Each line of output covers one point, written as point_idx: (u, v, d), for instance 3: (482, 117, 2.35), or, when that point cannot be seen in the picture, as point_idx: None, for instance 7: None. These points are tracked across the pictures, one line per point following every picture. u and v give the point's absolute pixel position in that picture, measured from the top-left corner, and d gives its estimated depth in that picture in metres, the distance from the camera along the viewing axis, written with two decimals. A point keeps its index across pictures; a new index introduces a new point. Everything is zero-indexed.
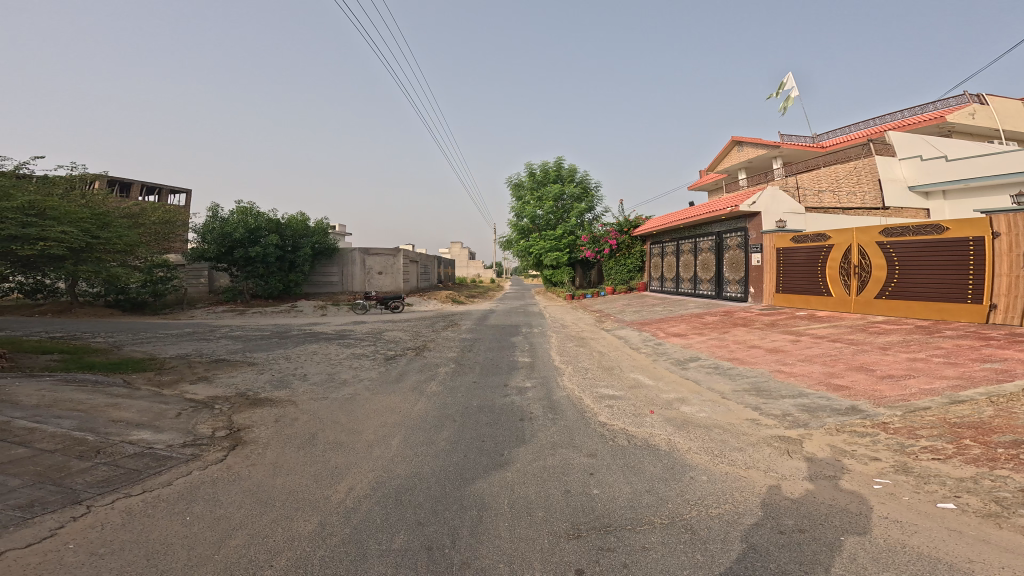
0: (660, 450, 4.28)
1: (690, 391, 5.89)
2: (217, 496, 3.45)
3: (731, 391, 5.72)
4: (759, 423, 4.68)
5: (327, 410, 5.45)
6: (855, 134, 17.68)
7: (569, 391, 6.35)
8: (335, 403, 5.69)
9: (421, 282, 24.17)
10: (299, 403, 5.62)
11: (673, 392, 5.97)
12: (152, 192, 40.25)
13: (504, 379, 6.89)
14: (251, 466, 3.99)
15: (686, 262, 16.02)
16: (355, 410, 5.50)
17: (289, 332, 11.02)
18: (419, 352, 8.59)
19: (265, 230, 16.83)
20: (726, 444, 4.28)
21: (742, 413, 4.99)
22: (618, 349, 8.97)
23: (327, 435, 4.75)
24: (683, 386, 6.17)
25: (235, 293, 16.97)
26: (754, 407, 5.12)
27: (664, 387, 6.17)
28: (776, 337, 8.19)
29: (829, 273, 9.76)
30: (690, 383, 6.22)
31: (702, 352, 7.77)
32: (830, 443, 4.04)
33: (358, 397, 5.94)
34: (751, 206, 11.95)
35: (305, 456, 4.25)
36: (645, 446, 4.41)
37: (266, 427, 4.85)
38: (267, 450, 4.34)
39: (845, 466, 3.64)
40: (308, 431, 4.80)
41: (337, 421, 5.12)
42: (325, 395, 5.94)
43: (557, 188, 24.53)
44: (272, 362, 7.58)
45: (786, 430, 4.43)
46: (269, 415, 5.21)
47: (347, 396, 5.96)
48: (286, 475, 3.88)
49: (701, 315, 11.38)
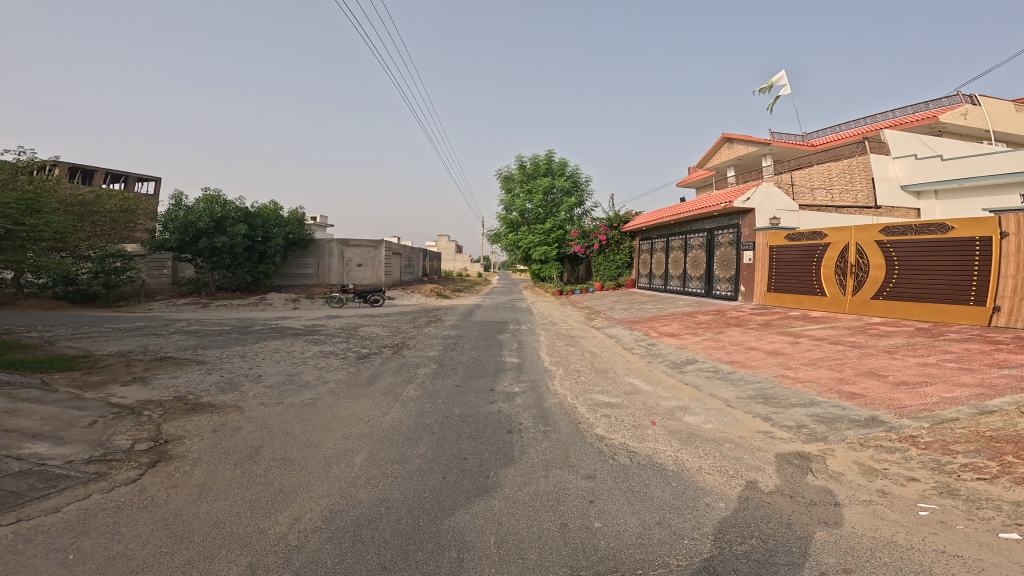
0: (666, 471, 3.80)
1: (691, 399, 5.43)
2: (118, 527, 2.78)
3: (735, 399, 5.28)
4: (772, 436, 4.25)
5: (283, 418, 4.73)
6: (846, 134, 17.72)
7: (561, 397, 5.79)
8: (291, 410, 4.97)
9: (404, 275, 23.19)
10: (249, 410, 4.87)
11: (673, 399, 5.50)
12: (118, 180, 37.60)
13: (490, 383, 6.27)
14: (173, 490, 3.26)
15: (676, 259, 15.71)
16: (313, 419, 4.78)
17: (254, 328, 10.06)
18: (397, 351, 7.85)
19: (233, 219, 15.63)
20: (741, 462, 3.83)
21: (752, 424, 4.56)
22: (610, 350, 8.45)
23: (274, 449, 4.04)
24: (683, 392, 5.70)
25: (199, 285, 15.70)
26: (764, 417, 4.69)
27: (664, 394, 5.68)
28: (774, 338, 7.85)
29: (824, 273, 9.52)
30: (690, 389, 5.76)
31: (699, 354, 7.35)
32: (857, 461, 3.67)
33: (320, 403, 5.21)
34: (745, 202, 11.63)
35: (246, 475, 3.55)
36: (648, 467, 3.90)
37: (202, 439, 4.10)
38: (196, 467, 3.61)
39: (880, 489, 3.26)
40: (252, 445, 4.08)
41: (290, 432, 4.41)
42: (280, 401, 5.19)
43: (547, 181, 23.93)
44: (225, 361, 6.74)
45: (803, 446, 4.03)
46: (208, 424, 4.44)
47: (307, 402, 5.22)
48: (216, 500, 3.19)
49: (692, 314, 11.00)
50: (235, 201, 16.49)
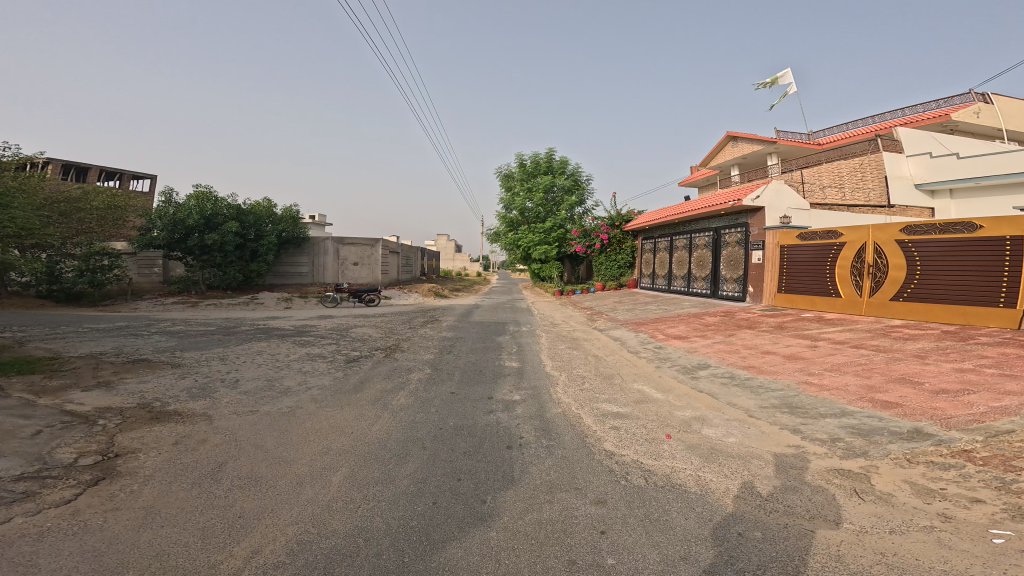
0: (685, 493, 3.37)
1: (708, 408, 5.00)
2: (33, 561, 2.36)
3: (757, 408, 4.85)
4: (806, 452, 3.84)
5: (257, 429, 4.28)
6: (854, 133, 17.37)
7: (565, 406, 5.35)
8: (267, 420, 4.50)
9: (401, 274, 22.68)
10: (217, 419, 4.40)
11: (688, 408, 5.07)
12: (112, 177, 36.88)
13: (488, 390, 5.81)
14: (111, 514, 2.83)
15: (680, 259, 15.27)
16: (290, 431, 4.32)
17: (239, 328, 9.57)
18: (390, 354, 7.39)
19: (224, 216, 15.14)
20: (775, 483, 3.42)
21: (780, 438, 4.15)
22: (615, 353, 7.99)
23: (240, 466, 3.59)
24: (698, 400, 5.26)
25: (188, 284, 15.19)
26: (793, 430, 4.27)
27: (677, 403, 5.25)
28: (790, 341, 7.42)
29: (839, 273, 9.10)
30: (706, 397, 5.32)
31: (711, 358, 6.90)
32: (907, 479, 3.29)
33: (299, 412, 4.74)
34: (755, 200, 11.22)
35: (201, 498, 3.10)
36: (665, 489, 3.45)
37: (159, 453, 3.65)
38: (145, 487, 3.16)
39: (941, 512, 2.87)
40: (215, 461, 3.63)
41: (261, 446, 3.96)
42: (255, 409, 4.72)
43: (547, 180, 23.50)
44: (202, 365, 6.27)
45: (842, 462, 3.63)
46: (168, 435, 3.98)
47: (285, 411, 4.75)
48: (161, 528, 2.75)
49: (699, 315, 10.55)
50: (227, 198, 16.01)
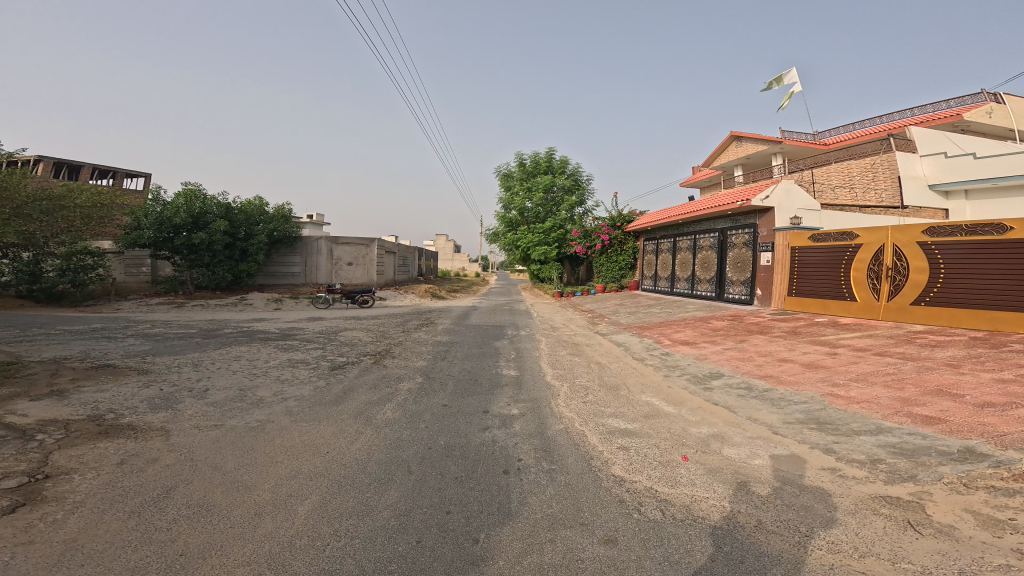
0: (699, 525, 2.93)
1: (725, 424, 4.52)
2: None
3: (781, 424, 4.37)
4: (843, 476, 3.37)
5: (217, 448, 3.86)
6: (862, 134, 16.97)
7: (567, 422, 4.88)
8: (232, 437, 4.08)
9: (398, 275, 22.15)
10: (175, 435, 4.00)
11: (704, 424, 4.59)
12: (107, 176, 36.28)
13: (483, 403, 5.32)
14: (23, 549, 2.48)
15: (683, 261, 14.81)
16: (256, 450, 3.89)
17: (222, 331, 9.08)
18: (379, 360, 6.89)
19: (213, 215, 14.64)
20: (813, 514, 2.94)
21: (812, 459, 3.67)
22: (619, 360, 7.50)
23: (189, 492, 3.21)
24: (714, 415, 4.77)
25: (176, 284, 14.66)
26: (827, 450, 3.79)
27: (691, 418, 4.76)
28: (807, 348, 6.93)
29: (855, 276, 8.66)
30: (723, 411, 4.83)
31: (724, 366, 6.42)
32: (968, 508, 2.80)
33: (269, 428, 4.31)
34: (764, 200, 10.77)
35: (136, 530, 2.73)
36: (676, 520, 3.01)
37: (97, 475, 3.27)
38: (72, 516, 2.79)
39: (1017, 548, 2.40)
40: (162, 485, 3.26)
41: (220, 468, 3.56)
42: (219, 424, 4.29)
43: (547, 180, 23.08)
44: (170, 372, 5.79)
45: (887, 488, 3.15)
46: (114, 453, 3.59)
47: (254, 426, 4.32)
48: (78, 567, 2.39)
49: (706, 319, 10.07)
50: (217, 196, 15.52)
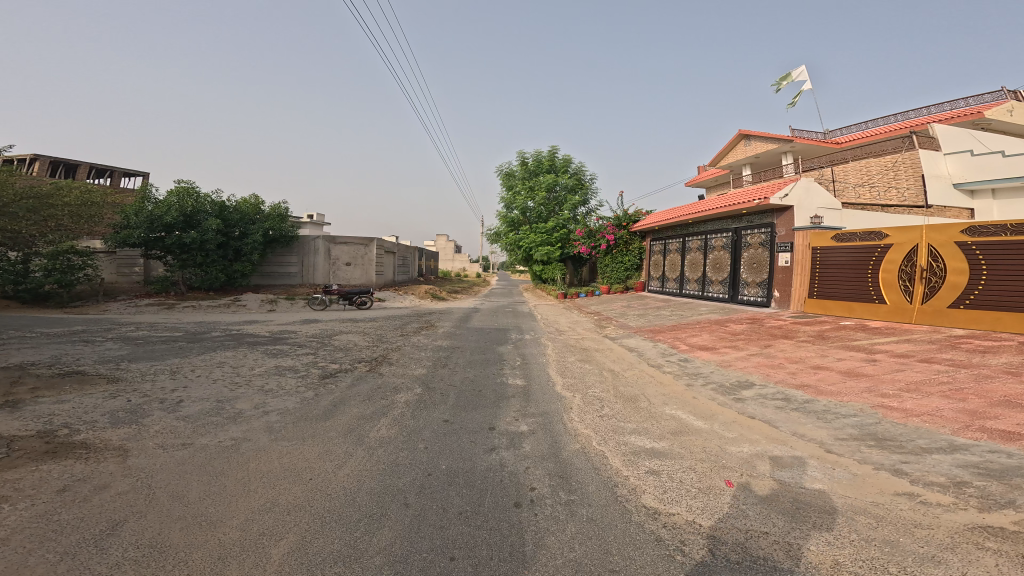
0: (763, 569, 2.44)
1: (768, 442, 4.06)
2: None
3: (835, 443, 3.90)
4: (928, 503, 2.91)
5: (181, 472, 3.35)
6: (876, 132, 16.50)
7: (583, 441, 4.36)
8: (200, 458, 3.56)
9: (397, 276, 21.60)
10: (134, 456, 3.49)
11: (743, 442, 4.11)
12: (103, 174, 35.75)
13: (488, 417, 4.80)
14: None
15: (693, 261, 14.25)
16: (227, 475, 3.38)
17: (209, 334, 8.55)
18: (374, 368, 6.34)
19: (206, 213, 14.11)
20: (907, 550, 2.49)
21: (881, 482, 3.22)
22: (635, 367, 6.96)
23: (137, 528, 2.71)
24: (754, 432, 4.26)
25: (166, 284, 14.12)
26: (898, 472, 3.33)
27: (727, 435, 4.24)
28: (841, 353, 6.42)
29: (884, 277, 8.13)
30: (765, 427, 4.34)
31: (753, 374, 5.90)
32: None
33: (244, 448, 3.79)
34: (783, 199, 10.24)
35: None
36: (733, 563, 2.51)
37: (30, 505, 2.79)
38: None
39: None
40: (105, 519, 2.75)
41: (180, 498, 3.05)
42: (188, 442, 3.77)
43: (550, 178, 22.56)
44: (145, 380, 5.27)
45: (985, 517, 2.69)
46: (60, 477, 3.11)
47: (227, 445, 3.80)
48: None
49: (723, 322, 9.54)
50: (211, 193, 15.00)
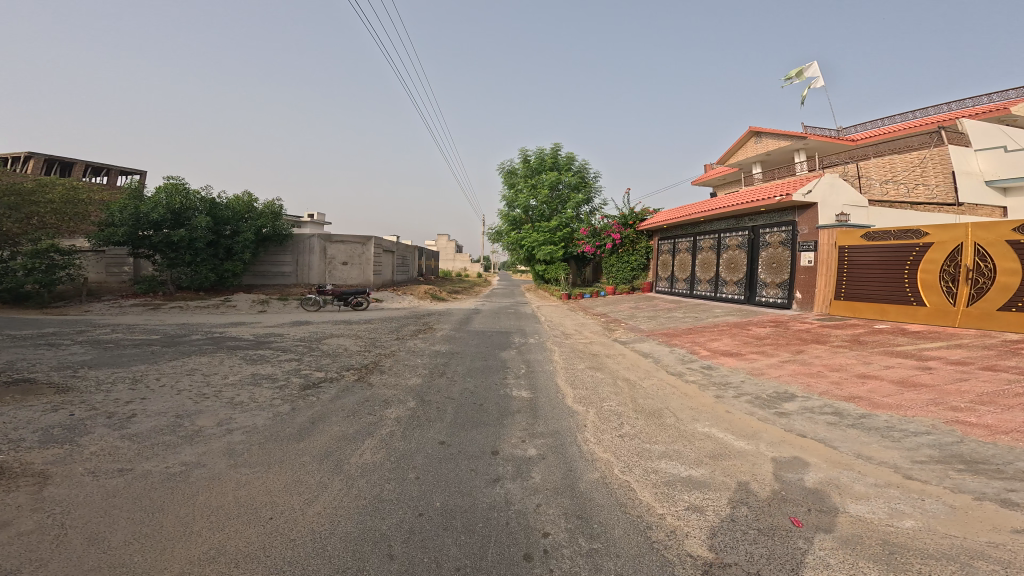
0: None
1: (831, 467, 3.46)
2: None
3: (913, 466, 3.33)
4: None
5: (108, 508, 2.76)
6: (895, 129, 15.87)
7: (602, 468, 3.72)
8: (134, 489, 2.98)
9: (395, 276, 20.91)
10: (53, 485, 2.91)
11: (801, 467, 3.51)
12: (99, 173, 35.08)
13: (489, 438, 4.16)
14: None
15: (705, 261, 13.56)
16: (163, 512, 2.78)
17: (188, 338, 7.90)
18: (364, 376, 5.70)
19: (196, 211, 13.45)
20: None
21: (990, 516, 2.66)
22: (655, 374, 6.30)
23: None
24: (811, 455, 3.67)
25: (154, 284, 13.45)
26: (1005, 502, 2.77)
27: (778, 461, 3.63)
28: (887, 359, 5.78)
29: (922, 278, 7.46)
30: (824, 448, 3.75)
31: (791, 384, 5.26)
32: None
33: (194, 476, 3.21)
34: (806, 194, 9.57)
35: None
36: None
37: None
38: None
39: None
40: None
41: (96, 541, 2.46)
42: (126, 468, 3.19)
43: (553, 176, 21.91)
44: (102, 390, 4.66)
45: None
46: None
47: (172, 473, 3.21)
48: None
49: (744, 325, 8.88)
50: (202, 190, 14.36)
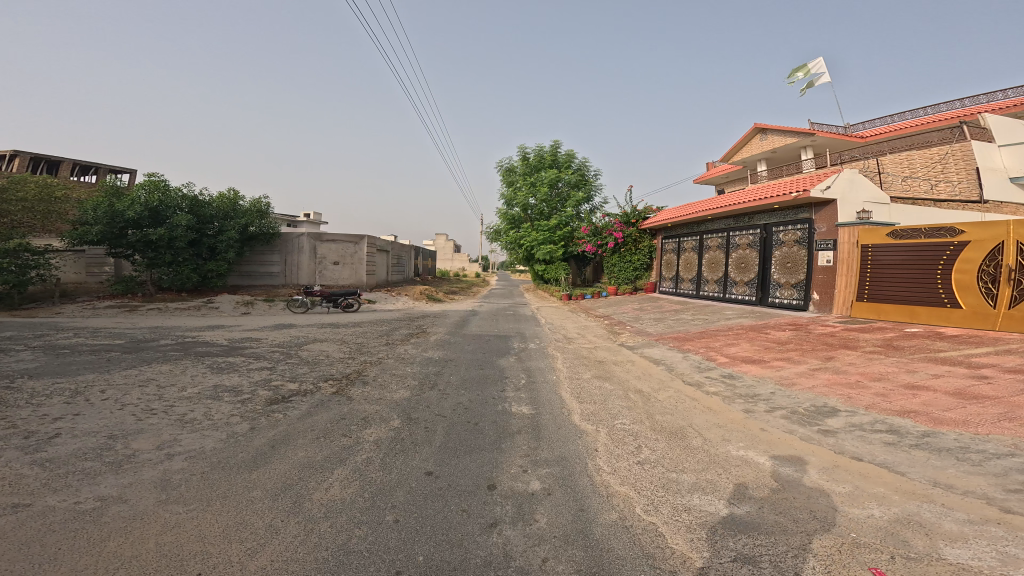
0: None
1: (907, 500, 2.86)
2: None
3: (1010, 498, 2.72)
4: None
5: None
6: (907, 124, 15.33)
7: (619, 504, 3.11)
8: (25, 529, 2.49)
9: (390, 276, 20.20)
10: None
11: (867, 500, 2.92)
12: (90, 173, 34.28)
13: (484, 468, 3.52)
14: None
15: (712, 261, 12.93)
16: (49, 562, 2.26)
17: (155, 342, 7.22)
18: (344, 389, 5.07)
19: (175, 208, 12.72)
20: None
21: None
22: (671, 384, 5.67)
23: None
24: (876, 485, 3.08)
25: (131, 285, 12.70)
26: None
27: (837, 493, 3.04)
28: (932, 367, 5.18)
29: (958, 279, 6.88)
30: (892, 476, 3.16)
31: (831, 396, 4.65)
32: None
33: (109, 513, 2.70)
34: (825, 190, 8.97)
35: None
36: None
37: None
38: None
39: None
40: None
41: None
42: (23, 505, 2.69)
43: (553, 173, 21.29)
44: (32, 407, 4.04)
45: None
46: None
47: (80, 511, 2.70)
48: None
49: (760, 328, 8.27)
50: (184, 186, 13.65)
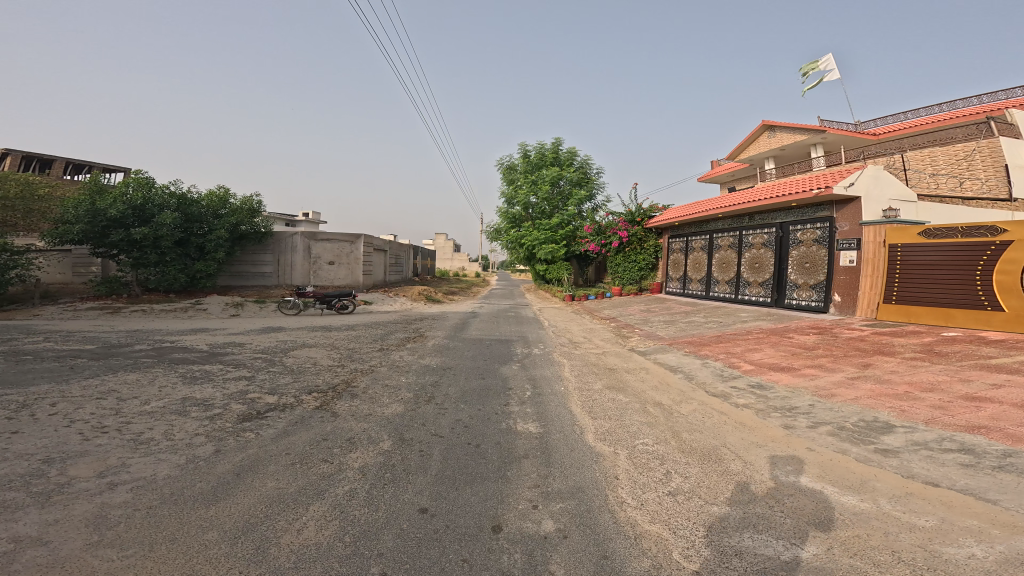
0: None
1: (1010, 535, 2.39)
2: None
3: None
4: None
5: None
6: (922, 120, 14.88)
7: (647, 542, 2.63)
8: None
9: (387, 276, 19.63)
10: None
11: (962, 536, 2.44)
12: (83, 172, 33.69)
13: (487, 501, 3.01)
14: None
15: (723, 261, 12.41)
16: None
17: (130, 347, 6.68)
18: (329, 404, 4.55)
19: (159, 206, 12.13)
20: None
21: None
22: (693, 395, 5.17)
23: None
24: (967, 517, 2.60)
25: (116, 286, 12.17)
26: None
27: (920, 528, 2.56)
28: (986, 375, 4.68)
29: (1000, 280, 6.37)
30: (980, 506, 2.68)
31: (880, 410, 4.15)
32: None
33: (23, 560, 2.17)
34: (848, 188, 8.45)
35: None
36: None
37: None
38: None
39: None
40: None
41: None
42: None
43: (555, 171, 20.74)
44: None
45: None
46: None
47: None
48: None
49: (781, 332, 7.76)
50: (171, 184, 13.10)
